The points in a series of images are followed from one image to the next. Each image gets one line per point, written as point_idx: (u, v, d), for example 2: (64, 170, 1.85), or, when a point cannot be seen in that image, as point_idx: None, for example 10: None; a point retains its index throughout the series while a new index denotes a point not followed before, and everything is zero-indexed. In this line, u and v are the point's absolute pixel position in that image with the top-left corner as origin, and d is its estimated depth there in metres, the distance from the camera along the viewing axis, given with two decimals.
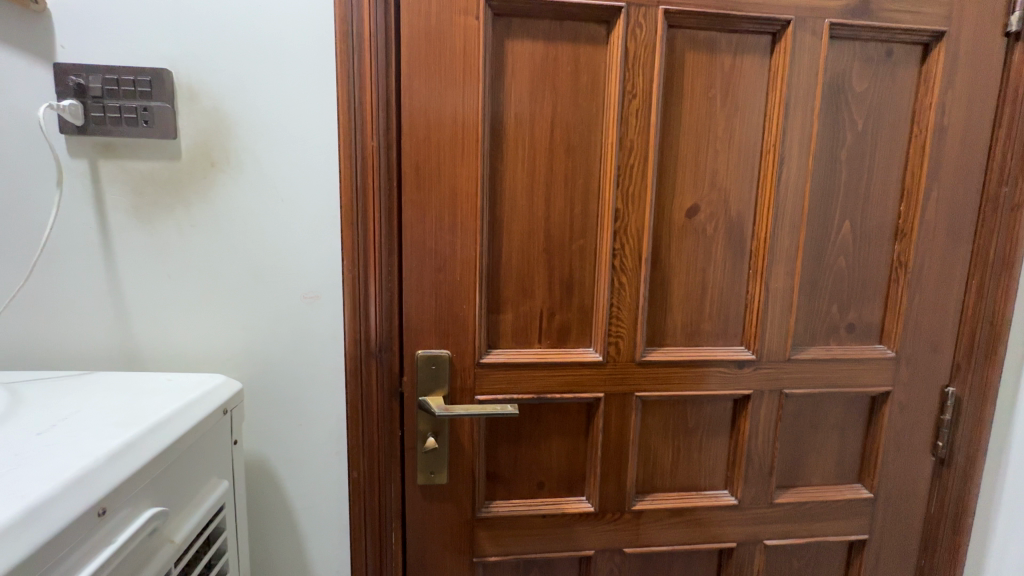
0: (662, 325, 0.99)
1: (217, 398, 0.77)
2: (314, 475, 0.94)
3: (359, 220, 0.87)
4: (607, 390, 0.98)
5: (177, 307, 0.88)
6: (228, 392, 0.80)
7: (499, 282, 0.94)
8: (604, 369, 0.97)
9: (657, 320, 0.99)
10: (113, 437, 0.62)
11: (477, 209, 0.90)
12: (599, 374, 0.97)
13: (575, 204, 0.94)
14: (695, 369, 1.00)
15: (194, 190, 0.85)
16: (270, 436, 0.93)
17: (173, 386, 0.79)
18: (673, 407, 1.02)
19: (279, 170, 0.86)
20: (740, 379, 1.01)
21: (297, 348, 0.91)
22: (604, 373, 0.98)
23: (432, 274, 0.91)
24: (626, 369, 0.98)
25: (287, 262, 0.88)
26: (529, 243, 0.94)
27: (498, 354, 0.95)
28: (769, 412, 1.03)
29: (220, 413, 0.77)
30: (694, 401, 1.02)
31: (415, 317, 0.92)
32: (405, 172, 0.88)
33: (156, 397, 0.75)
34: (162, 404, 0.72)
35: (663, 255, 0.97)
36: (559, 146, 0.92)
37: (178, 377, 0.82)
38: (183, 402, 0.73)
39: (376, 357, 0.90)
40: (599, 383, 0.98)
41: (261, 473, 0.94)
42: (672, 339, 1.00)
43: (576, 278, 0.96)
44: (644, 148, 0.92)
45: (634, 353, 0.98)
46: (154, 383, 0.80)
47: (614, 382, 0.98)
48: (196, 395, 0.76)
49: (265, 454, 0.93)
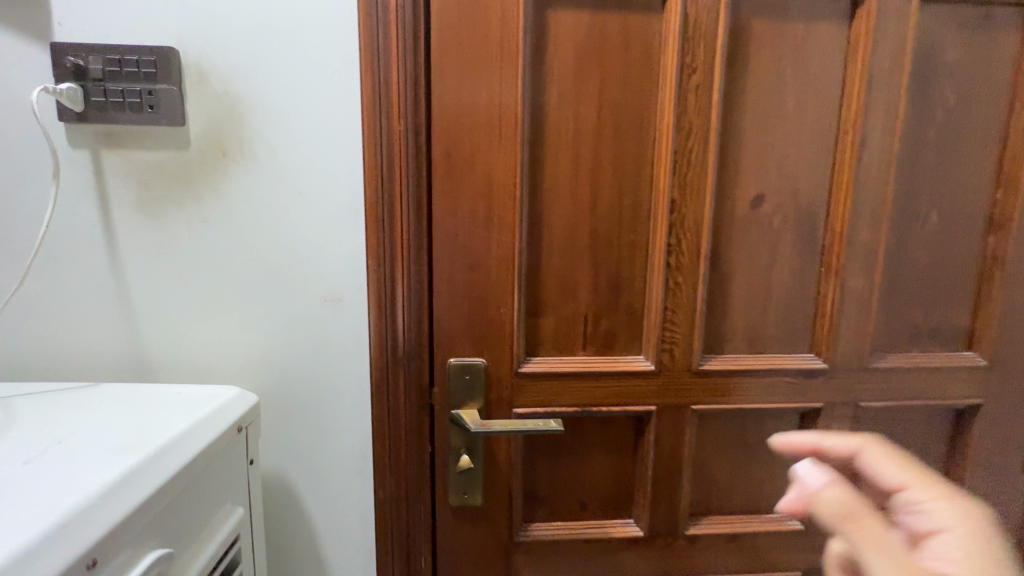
0: (721, 330, 0.88)
1: (230, 415, 0.69)
2: (337, 494, 0.86)
3: (384, 215, 0.78)
4: (660, 402, 0.88)
5: (187, 311, 0.80)
6: (243, 408, 0.72)
7: (539, 282, 0.84)
8: (657, 380, 0.87)
9: (716, 324, 0.88)
10: (110, 467, 0.54)
11: (514, 200, 0.80)
12: (650, 386, 0.87)
13: (623, 194, 0.83)
14: (757, 380, 0.89)
15: (203, 181, 0.77)
16: (289, 450, 0.85)
17: (182, 401, 0.71)
18: (732, 421, 0.91)
19: (297, 159, 0.77)
20: (808, 390, 0.90)
21: (318, 355, 0.82)
22: (657, 384, 0.87)
23: (464, 273, 0.82)
24: (681, 380, 0.88)
25: (306, 261, 0.80)
26: (573, 239, 0.83)
27: (538, 363, 0.85)
28: (840, 427, 0.92)
29: (235, 431, 0.69)
30: (755, 415, 0.92)
31: (447, 322, 0.83)
32: (435, 161, 0.79)
33: (162, 415, 0.67)
34: (169, 424, 0.64)
35: (724, 251, 0.86)
36: (606, 129, 0.81)
37: (189, 391, 0.75)
38: (191, 421, 0.65)
39: (404, 366, 0.82)
40: (651, 396, 0.88)
41: (279, 492, 0.86)
42: (732, 345, 0.89)
43: (625, 278, 0.85)
44: (704, 129, 0.81)
45: (691, 362, 0.87)
46: (162, 397, 0.72)
47: (667, 394, 0.88)
48: (206, 413, 0.68)
49: (284, 470, 0.85)
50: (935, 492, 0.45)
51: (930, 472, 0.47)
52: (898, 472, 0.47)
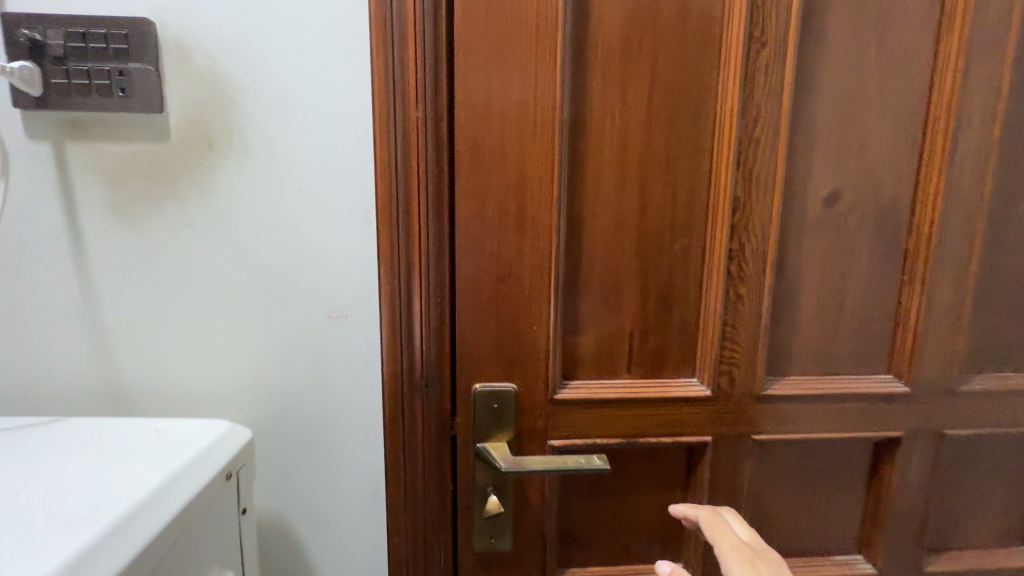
0: (788, 349, 0.76)
1: (215, 463, 0.58)
2: (345, 539, 0.75)
3: (399, 217, 0.66)
4: (716, 433, 0.76)
5: (169, 330, 0.69)
6: (233, 449, 0.62)
7: (579, 295, 0.72)
8: (713, 407, 0.75)
9: (782, 342, 0.76)
10: (53, 551, 0.44)
11: (551, 199, 0.68)
12: (706, 414, 0.76)
13: (677, 193, 0.71)
14: (827, 406, 0.78)
15: (186, 179, 0.65)
16: (289, 489, 0.73)
17: (161, 444, 0.61)
18: (796, 452, 0.80)
19: (296, 152, 0.66)
20: (886, 417, 0.79)
21: (322, 380, 0.71)
22: (713, 411, 0.76)
23: (491, 285, 0.70)
24: (741, 407, 0.76)
25: (307, 272, 0.68)
26: (618, 244, 0.71)
27: (577, 389, 0.73)
28: (922, 458, 0.80)
29: (223, 479, 0.59)
30: (823, 445, 0.80)
31: (471, 342, 0.71)
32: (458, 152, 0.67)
33: (134, 463, 0.57)
34: (139, 479, 0.54)
35: (793, 258, 0.74)
36: (658, 116, 0.69)
37: (168, 429, 0.64)
38: (167, 474, 0.55)
39: (421, 394, 0.70)
40: (706, 425, 0.76)
41: (279, 536, 0.74)
42: (799, 366, 0.77)
43: (678, 289, 0.73)
44: (774, 116, 0.69)
45: (752, 386, 0.75)
46: (136, 439, 0.61)
47: (724, 423, 0.76)
48: (187, 461, 0.58)
49: (284, 512, 0.74)
50: (725, 544, 0.61)
51: (728, 526, 0.63)
52: (711, 532, 0.63)
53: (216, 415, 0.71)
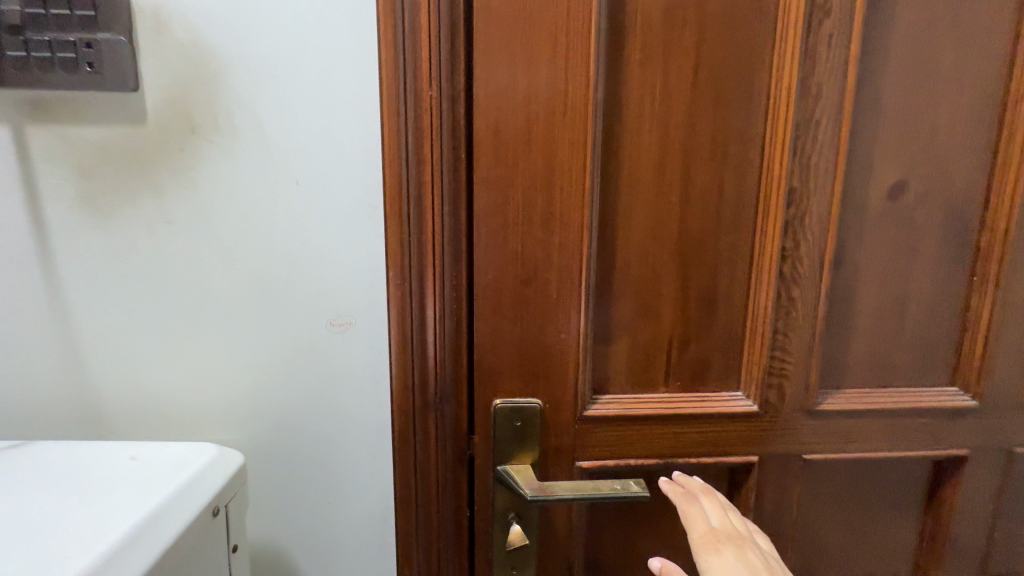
0: (843, 359, 0.68)
1: (196, 500, 0.51)
2: (350, 570, 0.67)
3: (410, 212, 0.58)
4: (762, 452, 0.68)
5: (150, 340, 0.61)
6: (221, 479, 0.54)
7: (612, 299, 0.64)
8: (760, 424, 0.68)
9: (836, 352, 0.68)
10: None
11: (582, 191, 0.60)
12: (752, 431, 0.68)
13: (724, 184, 0.63)
14: (884, 422, 0.70)
15: (166, 168, 0.57)
16: (287, 516, 0.66)
17: (138, 474, 0.53)
18: (849, 471, 0.72)
19: (292, 137, 0.57)
20: (949, 434, 0.71)
21: (323, 395, 0.63)
22: (760, 429, 0.68)
23: (514, 288, 0.62)
24: (790, 424, 0.68)
25: (305, 274, 0.60)
26: (657, 242, 0.63)
27: (609, 404, 0.65)
28: (987, 479, 0.72)
29: (210, 515, 0.51)
30: (879, 464, 0.72)
31: (491, 353, 0.63)
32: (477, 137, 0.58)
33: (103, 502, 0.49)
34: (106, 523, 0.47)
35: (851, 258, 0.66)
36: (704, 96, 0.61)
37: (146, 456, 0.56)
38: (138, 518, 0.48)
39: (435, 412, 0.62)
40: (752, 444, 0.68)
41: (276, 567, 0.67)
42: (855, 377, 0.69)
43: (722, 293, 0.65)
44: (836, 96, 0.61)
45: (803, 400, 0.68)
46: (109, 469, 0.54)
47: (771, 442, 0.68)
48: (163, 499, 0.50)
49: (281, 540, 0.66)
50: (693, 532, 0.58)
51: (693, 508, 0.60)
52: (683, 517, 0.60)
53: (205, 435, 0.63)
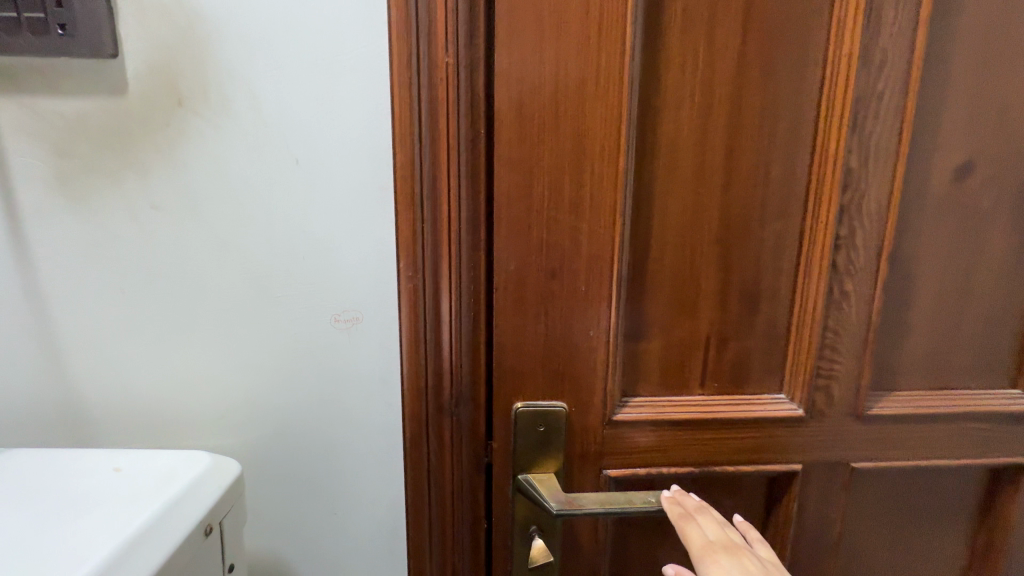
0: (896, 359, 0.62)
1: (186, 518, 0.46)
2: None
3: (423, 195, 0.52)
4: (805, 459, 0.63)
5: (136, 337, 0.55)
6: (214, 494, 0.49)
7: (645, 294, 0.58)
8: (804, 429, 0.62)
9: (889, 351, 0.62)
10: None
11: (615, 173, 0.54)
12: (795, 437, 0.62)
13: (772, 165, 0.56)
14: (940, 427, 0.64)
15: (150, 145, 0.51)
16: (290, 526, 0.61)
17: (122, 488, 0.48)
18: (899, 480, 0.66)
19: (290, 111, 0.51)
20: (1009, 441, 0.65)
21: (328, 397, 0.58)
22: (803, 435, 0.62)
23: (538, 281, 0.56)
24: (836, 430, 0.62)
25: (307, 264, 0.54)
26: (696, 231, 0.57)
27: (640, 408, 0.60)
28: None
29: (202, 535, 0.46)
30: (933, 473, 0.66)
31: (512, 351, 0.57)
32: (499, 111, 0.52)
33: (82, 522, 0.44)
34: (83, 548, 0.42)
35: (911, 248, 0.60)
36: (753, 65, 0.54)
37: (132, 467, 0.51)
38: (120, 542, 0.42)
39: (451, 416, 0.57)
40: (794, 451, 0.62)
41: None
42: (909, 379, 0.63)
43: (767, 287, 0.59)
44: (902, 65, 0.54)
45: (852, 403, 0.62)
46: (90, 483, 0.48)
47: (816, 449, 0.63)
48: (149, 518, 0.45)
49: (284, 551, 0.62)
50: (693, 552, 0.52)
51: (690, 527, 0.53)
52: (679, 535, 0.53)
53: (199, 440, 0.58)
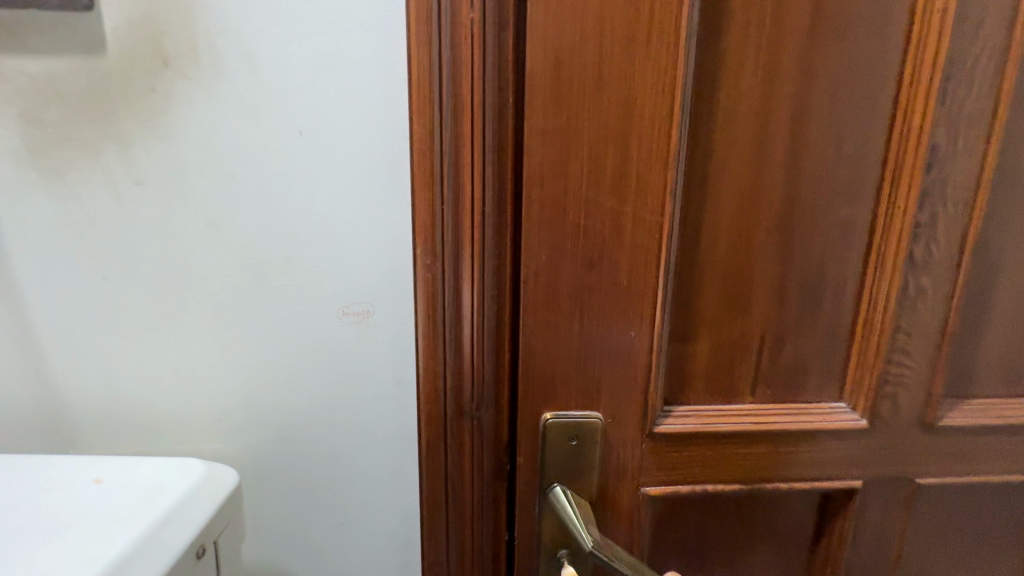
0: (970, 363, 0.55)
1: (177, 537, 0.40)
2: None
3: (443, 173, 0.45)
4: (865, 474, 0.56)
5: (121, 330, 0.49)
6: (207, 511, 0.43)
7: (693, 289, 0.51)
8: (865, 441, 0.55)
9: (965, 354, 0.55)
10: None
11: (664, 148, 0.46)
12: (855, 451, 0.56)
13: (844, 141, 0.49)
14: (1017, 440, 0.57)
15: (133, 114, 0.45)
16: (293, 537, 0.56)
17: (103, 504, 0.43)
18: (967, 497, 0.59)
19: (291, 75, 0.44)
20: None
21: (334, 398, 0.52)
22: (864, 447, 0.56)
23: (574, 273, 0.49)
24: (901, 442, 0.56)
25: (311, 251, 0.48)
26: (754, 217, 0.50)
27: (685, 419, 0.53)
28: None
29: (194, 557, 0.41)
30: (1006, 489, 0.59)
31: (542, 354, 0.51)
32: (531, 76, 0.45)
33: (58, 544, 0.39)
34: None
35: (999, 236, 0.52)
36: (827, 22, 0.46)
37: (114, 478, 0.45)
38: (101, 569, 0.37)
39: (472, 422, 0.50)
40: (853, 466, 0.56)
41: None
42: (986, 385, 0.56)
43: (832, 281, 0.52)
44: (1002, 25, 0.46)
45: (921, 411, 0.55)
46: (67, 498, 0.43)
47: (876, 463, 0.56)
48: (134, 538, 0.40)
49: (289, 565, 0.56)
50: None
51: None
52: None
53: (194, 445, 0.53)
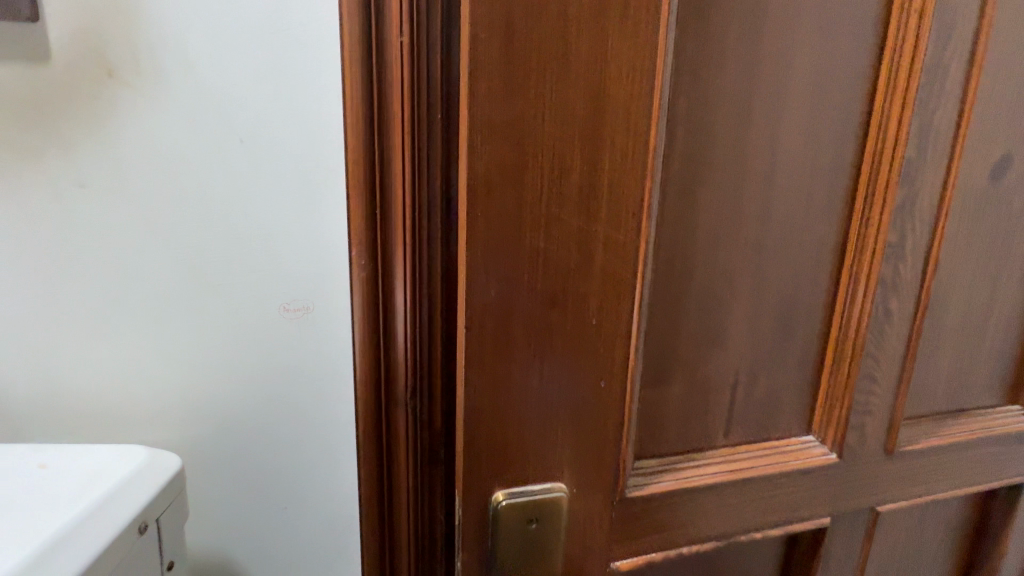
0: (924, 386, 0.56)
1: (122, 512, 0.43)
2: None
3: (375, 188, 0.45)
4: (833, 511, 0.55)
5: (63, 329, 0.50)
6: (150, 491, 0.45)
7: (666, 325, 0.47)
8: (834, 477, 0.54)
9: (923, 372, 0.55)
10: None
11: (636, 165, 0.40)
12: (825, 487, 0.54)
13: (817, 167, 0.46)
14: (964, 453, 0.58)
15: (75, 119, 0.45)
16: (234, 533, 0.57)
17: (46, 485, 0.44)
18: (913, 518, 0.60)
19: (229, 82, 0.45)
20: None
21: (273, 400, 0.52)
22: (834, 483, 0.54)
23: (533, 318, 0.41)
24: (866, 470, 0.55)
25: (249, 255, 0.48)
26: (729, 248, 0.46)
27: (659, 477, 0.49)
28: None
29: (136, 534, 0.43)
30: (944, 502, 0.61)
31: (494, 416, 0.43)
32: (473, 65, 0.36)
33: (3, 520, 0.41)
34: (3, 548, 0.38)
35: (955, 261, 0.52)
36: (800, 31, 0.43)
37: (59, 463, 0.47)
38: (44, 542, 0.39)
39: (405, 433, 0.50)
40: (822, 502, 0.54)
41: None
42: (937, 403, 0.57)
43: (802, 311, 0.50)
44: (965, 50, 0.45)
45: (884, 440, 0.54)
46: (11, 480, 0.44)
47: (843, 497, 0.55)
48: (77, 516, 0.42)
49: (243, 566, 0.58)
50: None
51: None
52: None
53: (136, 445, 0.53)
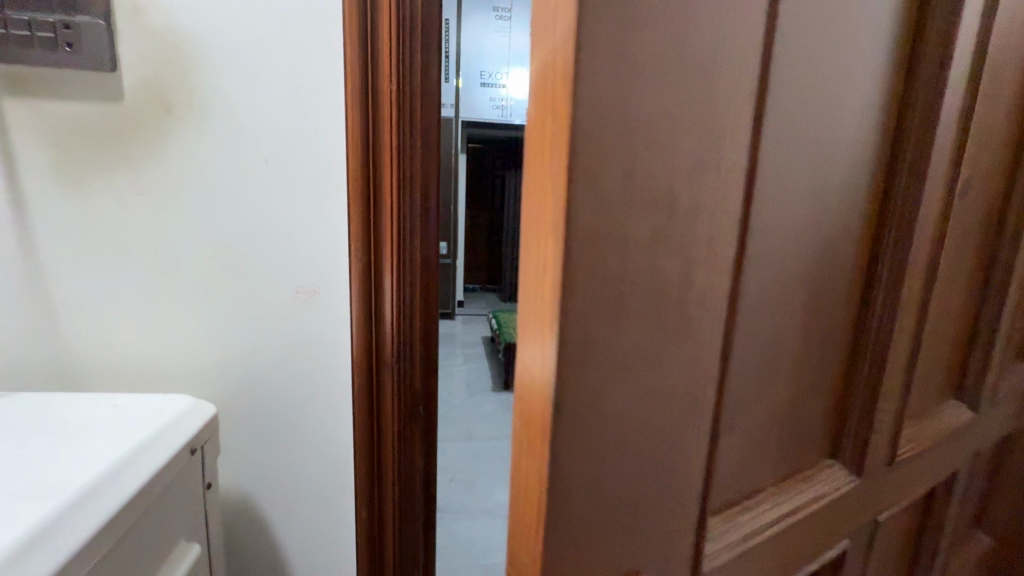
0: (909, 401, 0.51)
1: (180, 433, 0.57)
2: (312, 516, 0.73)
3: (369, 195, 0.61)
4: (860, 529, 0.51)
5: (121, 306, 0.64)
6: (197, 423, 0.60)
7: (747, 360, 0.35)
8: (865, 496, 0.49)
9: (927, 383, 0.53)
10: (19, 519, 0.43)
11: (741, 158, 0.29)
12: (857, 504, 0.49)
13: (859, 163, 0.38)
14: (948, 445, 0.58)
15: (139, 145, 0.60)
16: (254, 468, 0.71)
17: (120, 417, 0.59)
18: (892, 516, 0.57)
19: (261, 119, 0.60)
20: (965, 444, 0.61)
21: (287, 360, 0.67)
22: (859, 498, 0.49)
23: (627, 367, 0.28)
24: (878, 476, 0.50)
25: (273, 247, 0.64)
26: (803, 253, 0.36)
27: (727, 537, 0.38)
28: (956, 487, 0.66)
29: (188, 453, 0.57)
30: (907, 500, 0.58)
31: (581, 514, 0.28)
32: None
33: (93, 435, 0.55)
34: (99, 449, 0.53)
35: (946, 265, 0.48)
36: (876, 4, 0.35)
37: (127, 403, 0.62)
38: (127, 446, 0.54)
39: (390, 379, 0.65)
40: (852, 519, 0.50)
41: (243, 511, 0.72)
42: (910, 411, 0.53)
43: (831, 331, 0.42)
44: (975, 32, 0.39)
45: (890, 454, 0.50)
46: (95, 413, 0.59)
47: (875, 503, 0.52)
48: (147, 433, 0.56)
49: (264, 497, 0.72)
50: None
51: None
52: None
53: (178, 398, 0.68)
